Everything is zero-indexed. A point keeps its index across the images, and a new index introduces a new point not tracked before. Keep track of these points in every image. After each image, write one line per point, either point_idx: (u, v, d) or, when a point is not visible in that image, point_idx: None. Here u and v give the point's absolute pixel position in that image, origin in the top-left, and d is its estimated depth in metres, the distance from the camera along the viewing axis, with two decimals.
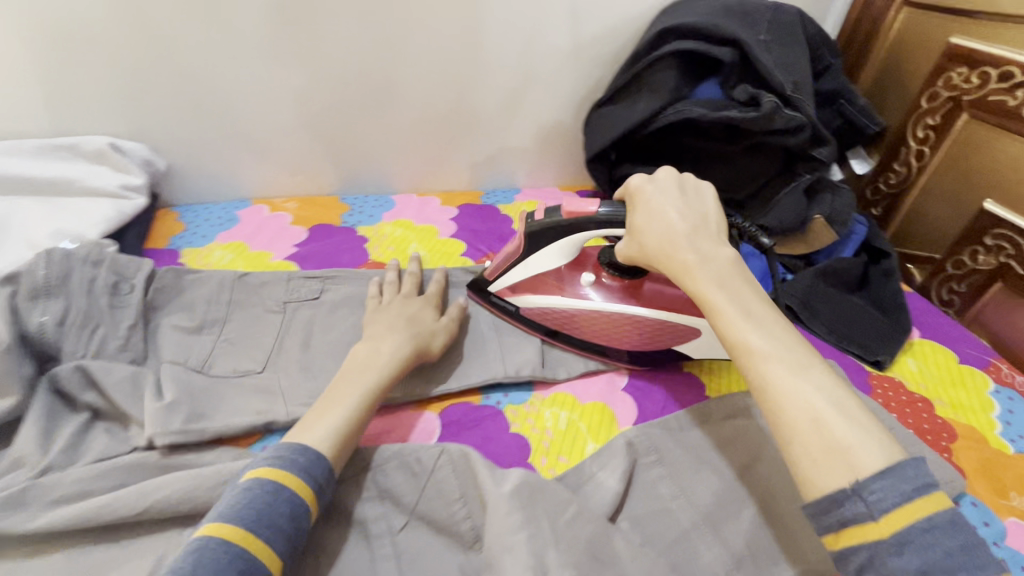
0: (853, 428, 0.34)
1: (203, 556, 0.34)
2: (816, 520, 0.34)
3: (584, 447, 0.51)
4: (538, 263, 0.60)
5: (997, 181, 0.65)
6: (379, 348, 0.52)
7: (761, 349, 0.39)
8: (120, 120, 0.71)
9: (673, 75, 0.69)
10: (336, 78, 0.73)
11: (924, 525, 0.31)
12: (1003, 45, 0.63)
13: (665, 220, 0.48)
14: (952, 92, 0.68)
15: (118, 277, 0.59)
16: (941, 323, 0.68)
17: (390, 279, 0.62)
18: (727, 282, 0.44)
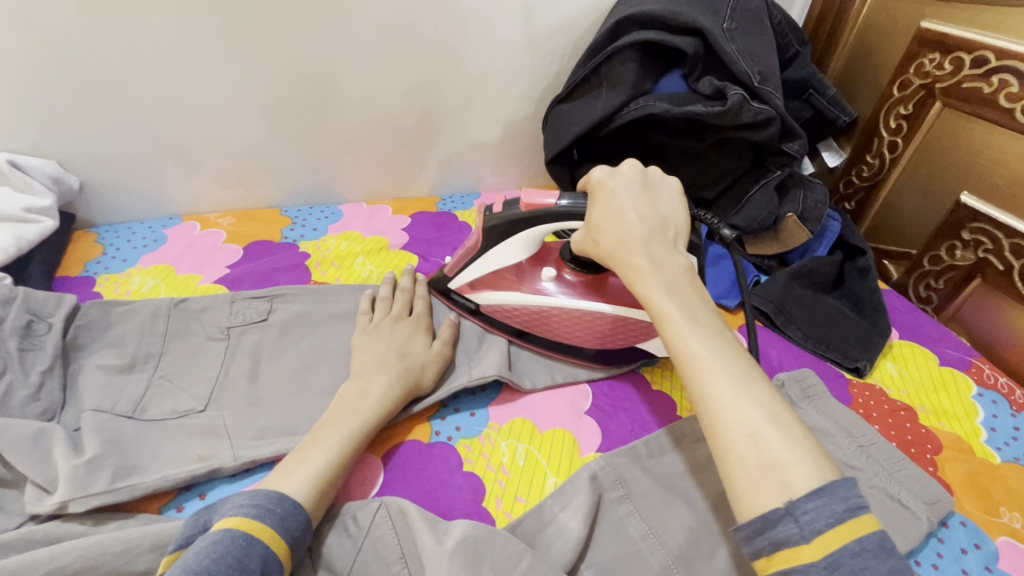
0: (791, 446, 0.33)
1: None
2: (748, 542, 0.33)
3: (544, 484, 0.47)
4: (498, 258, 0.55)
5: (974, 172, 0.62)
6: (367, 389, 0.47)
7: (707, 360, 0.37)
8: (21, 135, 0.63)
9: (634, 68, 0.64)
10: (269, 81, 0.67)
11: (855, 547, 0.30)
12: (975, 29, 0.59)
13: (620, 217, 0.45)
14: (925, 79, 0.64)
15: (34, 314, 0.50)
16: (919, 323, 0.65)
17: (384, 294, 0.58)
18: (680, 286, 0.42)
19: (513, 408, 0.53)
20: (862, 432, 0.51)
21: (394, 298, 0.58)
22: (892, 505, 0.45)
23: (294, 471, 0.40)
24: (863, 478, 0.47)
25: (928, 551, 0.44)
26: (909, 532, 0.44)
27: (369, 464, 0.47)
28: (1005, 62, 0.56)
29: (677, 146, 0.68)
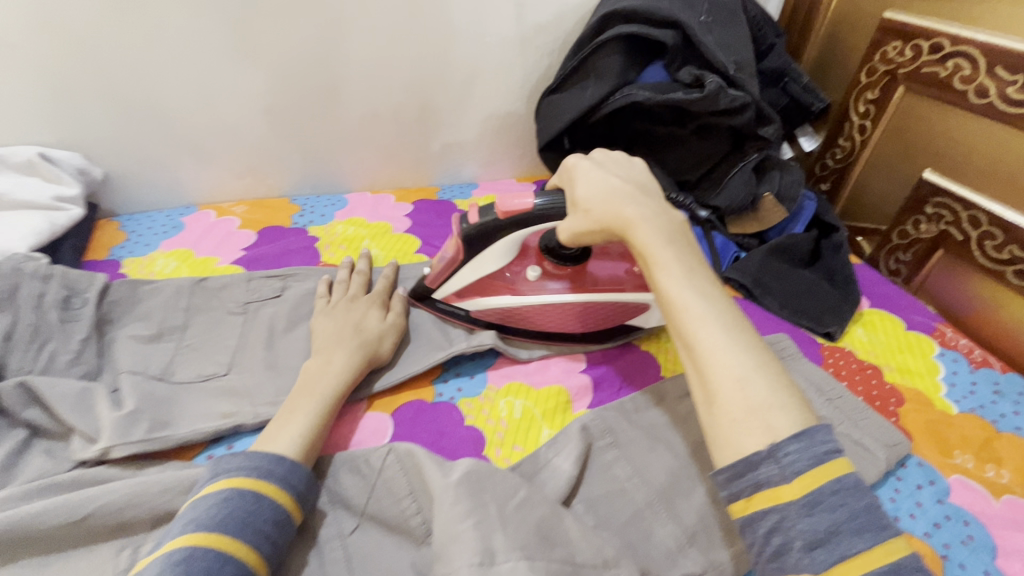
0: (773, 387, 0.37)
1: (193, 565, 0.34)
2: (729, 485, 0.36)
3: (539, 435, 0.51)
4: (482, 267, 0.57)
5: (935, 151, 0.66)
6: (330, 361, 0.50)
7: (699, 309, 0.40)
8: (50, 129, 0.68)
9: (619, 59, 0.69)
10: (279, 76, 0.71)
11: (833, 486, 0.33)
12: (932, 18, 0.64)
13: (611, 186, 0.48)
14: (889, 66, 0.69)
15: (70, 289, 0.55)
16: (889, 293, 0.70)
17: (340, 278, 0.61)
18: (671, 246, 0.45)
19: (511, 372, 0.57)
20: (830, 387, 0.55)
21: (351, 279, 0.61)
22: (855, 449, 0.50)
23: (278, 436, 0.44)
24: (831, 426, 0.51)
25: (887, 488, 0.49)
26: (870, 471, 0.49)
27: (380, 420, 0.52)
28: (958, 48, 0.61)
29: (660, 133, 0.73)
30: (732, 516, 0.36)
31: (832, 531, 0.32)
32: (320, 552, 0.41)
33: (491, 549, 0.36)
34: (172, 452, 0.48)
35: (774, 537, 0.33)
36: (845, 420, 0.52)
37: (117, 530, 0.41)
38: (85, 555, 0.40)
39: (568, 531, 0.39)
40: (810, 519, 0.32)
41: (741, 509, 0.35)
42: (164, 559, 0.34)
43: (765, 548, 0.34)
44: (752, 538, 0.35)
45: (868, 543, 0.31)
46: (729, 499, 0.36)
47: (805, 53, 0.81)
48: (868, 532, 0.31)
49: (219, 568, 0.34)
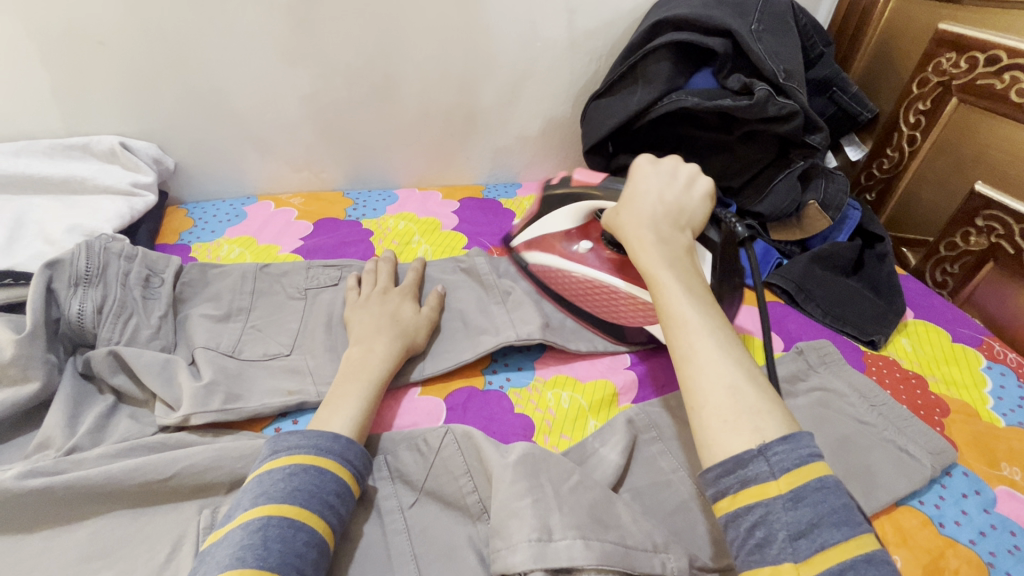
0: (761, 396, 0.37)
1: (270, 533, 0.36)
2: (716, 482, 0.35)
3: (586, 425, 0.53)
4: (551, 223, 0.66)
5: (988, 163, 0.66)
6: (371, 348, 0.52)
7: (694, 320, 0.42)
8: (129, 121, 0.73)
9: (668, 65, 0.70)
10: (339, 76, 0.75)
11: (817, 484, 0.33)
12: (989, 30, 0.64)
13: (648, 199, 0.52)
14: (942, 78, 0.69)
15: (150, 269, 0.59)
16: (934, 304, 0.70)
17: (368, 270, 0.63)
18: (679, 262, 0.47)
19: (558, 366, 0.59)
20: (874, 393, 0.56)
21: (379, 272, 0.63)
22: (900, 455, 0.50)
23: (331, 418, 0.45)
24: (874, 432, 0.52)
25: (931, 494, 0.50)
26: (915, 477, 0.49)
27: (434, 404, 0.54)
28: (1015, 60, 0.61)
29: (705, 138, 0.74)
30: (716, 514, 0.36)
31: (813, 524, 0.32)
32: (382, 522, 0.43)
33: (549, 527, 0.38)
34: (244, 423, 0.52)
35: (757, 530, 0.33)
36: (889, 427, 0.53)
37: (198, 491, 0.44)
38: (170, 511, 0.43)
39: (619, 514, 0.40)
40: (793, 512, 0.32)
41: (726, 507, 0.35)
42: (241, 527, 0.36)
43: (746, 541, 0.33)
44: (734, 533, 0.34)
45: (843, 536, 0.31)
46: (715, 497, 0.36)
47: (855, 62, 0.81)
48: (845, 526, 0.31)
49: (295, 536, 0.36)
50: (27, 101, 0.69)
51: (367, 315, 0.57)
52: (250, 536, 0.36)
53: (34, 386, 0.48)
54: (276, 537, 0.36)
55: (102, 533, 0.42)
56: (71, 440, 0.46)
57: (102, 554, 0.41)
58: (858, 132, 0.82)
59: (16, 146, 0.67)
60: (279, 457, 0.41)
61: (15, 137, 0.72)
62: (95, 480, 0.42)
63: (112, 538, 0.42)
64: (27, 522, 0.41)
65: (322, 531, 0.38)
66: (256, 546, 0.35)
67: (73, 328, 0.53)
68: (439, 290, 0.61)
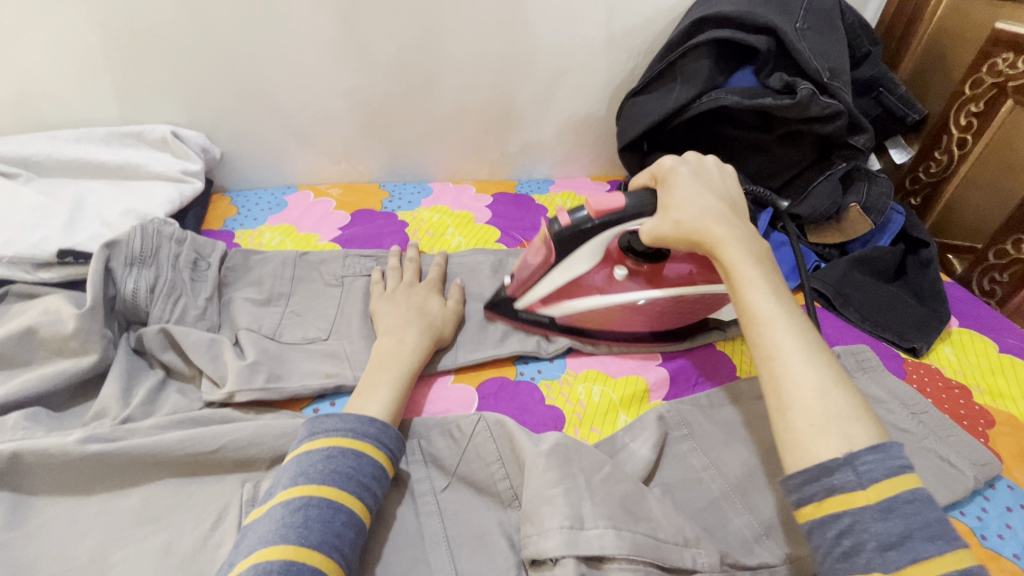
0: (852, 400, 0.37)
1: (310, 513, 0.37)
2: (799, 489, 0.35)
3: (617, 420, 0.53)
4: (568, 271, 0.56)
5: None
6: (402, 340, 0.53)
7: (780, 322, 0.41)
8: (180, 111, 0.76)
9: (708, 63, 0.69)
10: (380, 71, 0.76)
11: (909, 496, 0.33)
12: None
13: (706, 195, 0.50)
14: (997, 79, 0.67)
15: (198, 253, 0.61)
16: (981, 313, 0.68)
17: (392, 265, 0.64)
18: (754, 257, 0.46)
19: (589, 360, 0.59)
20: (915, 401, 0.54)
21: (404, 267, 0.64)
22: (941, 465, 0.49)
23: (365, 405, 0.46)
24: (914, 440, 0.51)
25: (974, 506, 0.48)
26: (956, 487, 0.48)
27: (465, 393, 0.55)
28: None
29: (743, 138, 0.73)
30: (798, 520, 0.36)
31: (904, 536, 0.32)
32: (416, 504, 0.44)
33: (580, 515, 0.39)
34: (283, 402, 0.53)
35: (844, 539, 0.33)
36: (931, 435, 0.51)
37: (241, 465, 0.46)
38: (215, 483, 0.45)
39: (650, 507, 0.41)
40: (884, 522, 0.32)
41: (809, 513, 0.35)
42: (283, 505, 0.38)
43: (832, 549, 0.33)
44: (818, 540, 0.34)
45: (937, 550, 0.31)
46: (797, 503, 0.36)
47: (903, 63, 0.78)
48: (940, 540, 0.31)
49: (333, 517, 0.38)
50: (88, 91, 0.73)
51: (395, 308, 0.58)
52: (291, 515, 0.37)
53: (92, 359, 0.50)
54: (315, 517, 0.37)
55: (151, 500, 0.44)
56: (125, 410, 0.49)
57: (153, 519, 0.43)
58: (905, 134, 0.79)
59: (77, 133, 0.71)
60: (317, 439, 0.42)
61: (77, 124, 0.76)
62: (147, 449, 0.44)
63: (161, 504, 0.44)
64: (84, 484, 0.44)
65: (359, 511, 0.39)
66: (297, 524, 0.36)
67: (128, 306, 0.55)
68: (458, 284, 0.62)
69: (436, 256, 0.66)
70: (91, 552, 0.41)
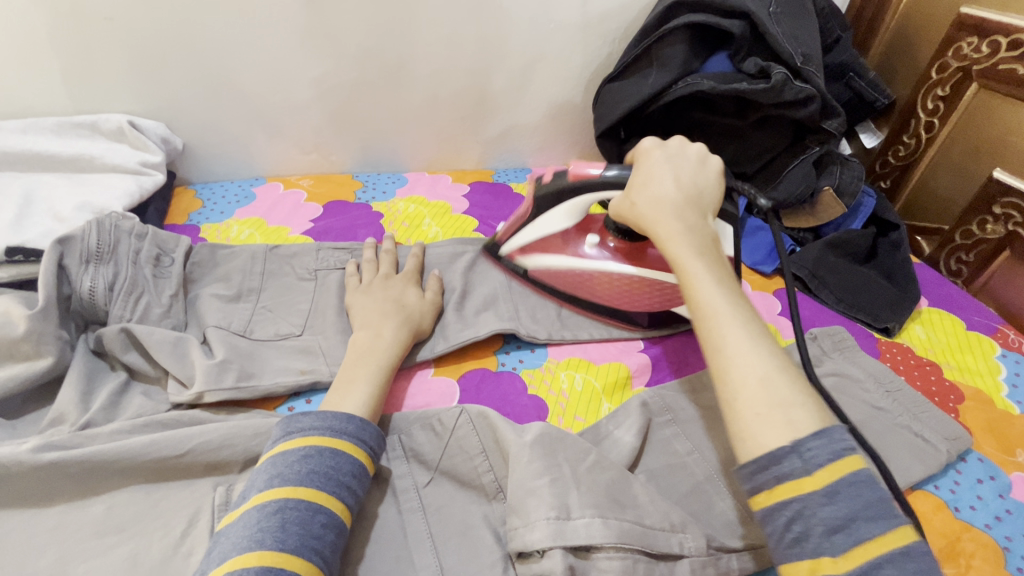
0: (796, 388, 0.37)
1: (287, 515, 0.36)
2: (751, 478, 0.35)
3: (600, 408, 0.53)
4: (545, 224, 0.61)
5: (1009, 150, 0.65)
6: (380, 333, 0.52)
7: (726, 311, 0.41)
8: (137, 99, 0.72)
9: (683, 48, 0.69)
10: (350, 57, 0.74)
11: (852, 478, 0.33)
12: (1013, 14, 0.63)
13: (665, 181, 0.50)
14: (962, 64, 0.68)
15: (160, 248, 0.58)
16: (949, 292, 0.70)
17: (368, 257, 0.62)
18: (701, 244, 0.46)
19: (571, 348, 0.59)
20: (889, 379, 0.55)
21: (381, 259, 0.62)
22: (915, 441, 0.50)
23: (342, 402, 0.45)
24: (889, 417, 0.52)
25: (947, 479, 0.50)
26: (930, 462, 0.49)
27: (446, 386, 0.54)
28: None
29: (718, 124, 0.72)
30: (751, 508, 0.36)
31: (850, 519, 0.32)
32: (398, 501, 0.43)
33: (566, 506, 0.38)
34: (256, 401, 0.51)
35: (794, 525, 0.33)
36: (904, 412, 0.52)
37: (212, 468, 0.44)
38: (184, 488, 0.43)
39: (636, 494, 0.40)
40: (829, 507, 0.33)
41: (762, 501, 0.35)
42: (257, 509, 0.36)
43: (784, 536, 0.34)
44: (771, 528, 0.35)
45: (881, 530, 0.32)
46: (750, 492, 0.36)
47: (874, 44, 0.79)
48: (882, 519, 0.32)
49: (312, 518, 0.36)
50: (35, 80, 0.68)
51: (373, 300, 0.56)
52: (267, 519, 0.35)
53: (47, 361, 0.48)
54: (293, 520, 0.35)
55: (116, 508, 0.42)
56: (84, 415, 0.46)
57: (118, 529, 0.41)
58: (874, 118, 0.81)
59: (23, 123, 0.67)
60: (294, 440, 0.41)
61: (22, 114, 0.71)
62: (110, 455, 0.42)
63: (126, 512, 0.41)
64: (40, 495, 0.41)
65: (338, 510, 0.38)
66: (275, 529, 0.35)
67: (85, 306, 0.52)
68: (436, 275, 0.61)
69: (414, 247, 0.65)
70: (50, 567, 0.38)
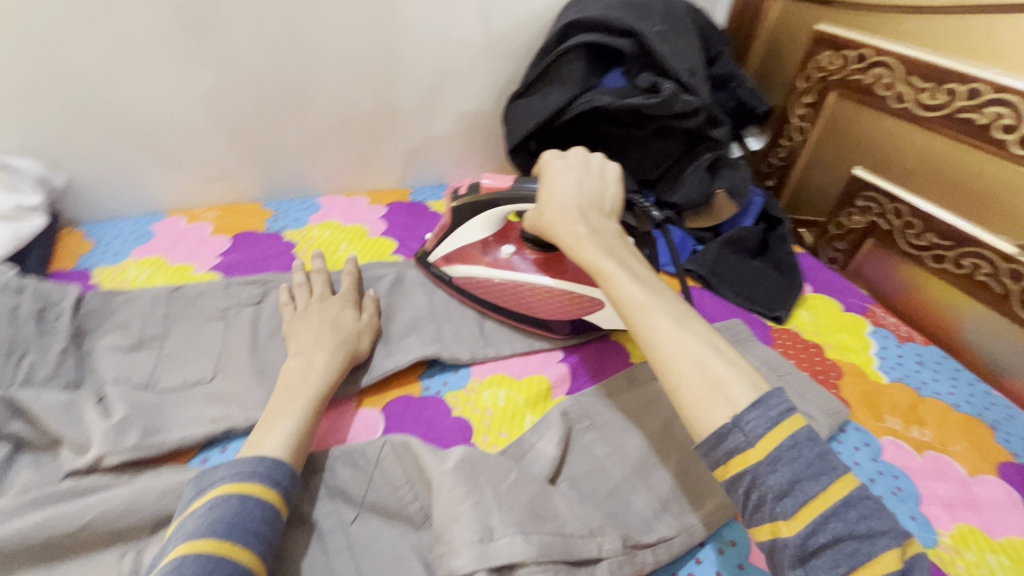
0: (727, 363, 0.40)
1: (184, 572, 0.34)
2: (707, 456, 0.38)
3: (523, 421, 0.55)
4: (463, 236, 0.64)
5: (865, 150, 0.74)
6: (312, 361, 0.51)
7: (649, 304, 0.44)
8: (7, 135, 0.66)
9: (581, 66, 0.73)
10: (248, 81, 0.71)
11: (790, 441, 0.36)
12: (858, 30, 0.72)
13: (567, 191, 0.53)
14: (822, 74, 0.77)
15: (44, 302, 0.54)
16: (829, 278, 0.78)
17: (298, 282, 0.61)
18: (615, 252, 0.50)
19: (494, 365, 0.60)
20: (780, 364, 0.61)
21: (312, 281, 0.61)
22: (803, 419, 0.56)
23: (265, 439, 0.43)
24: None
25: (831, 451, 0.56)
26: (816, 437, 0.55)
27: (370, 417, 0.54)
28: (881, 58, 0.69)
29: (620, 135, 0.77)
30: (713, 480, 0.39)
31: (795, 481, 0.35)
32: (324, 543, 0.43)
33: (489, 527, 0.39)
34: (165, 457, 0.49)
35: (751, 493, 0.36)
36: (794, 394, 0.58)
37: (116, 537, 0.41)
38: (86, 563, 0.40)
39: (555, 505, 0.43)
40: (775, 473, 0.35)
41: (721, 474, 0.38)
42: (159, 570, 0.35)
43: (746, 503, 0.36)
44: (735, 496, 0.37)
45: (824, 486, 0.34)
46: (709, 466, 0.38)
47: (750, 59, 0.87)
48: (823, 476, 0.35)
49: (212, 571, 0.34)
50: None
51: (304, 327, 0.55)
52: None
53: None
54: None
55: None
56: None
57: None
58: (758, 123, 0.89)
59: None
60: (205, 491, 0.40)
61: None
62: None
63: None
64: None
65: (249, 563, 0.36)
66: None
67: None
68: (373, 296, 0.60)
69: (347, 266, 0.64)
70: None
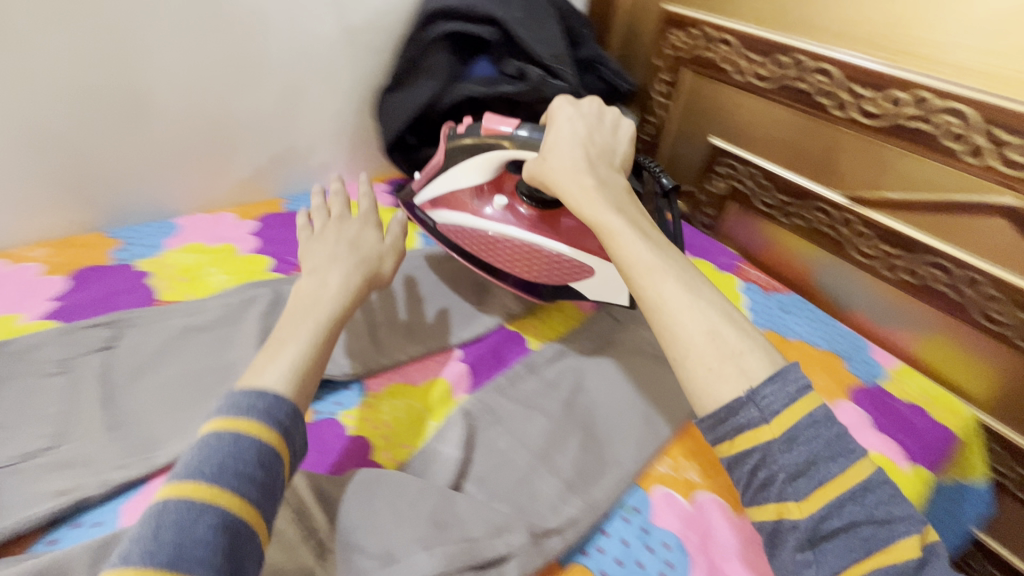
0: (743, 335, 0.43)
1: (164, 518, 0.33)
2: (713, 431, 0.41)
3: (425, 429, 0.53)
4: (456, 180, 0.66)
5: (721, 118, 0.80)
6: (325, 282, 0.52)
7: (653, 265, 0.47)
8: None
9: (446, 57, 0.73)
10: (64, 97, 0.61)
11: (809, 420, 0.39)
12: (699, 11, 0.79)
13: (573, 144, 0.57)
14: (675, 52, 0.82)
15: None
16: (702, 242, 0.84)
17: (317, 206, 0.63)
18: (623, 209, 0.52)
19: (388, 376, 0.58)
20: None
21: (331, 202, 0.64)
22: None
23: (262, 372, 0.43)
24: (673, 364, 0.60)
25: None
26: None
27: None
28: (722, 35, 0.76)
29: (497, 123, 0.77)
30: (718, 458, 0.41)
31: (811, 462, 0.38)
32: None
33: (392, 553, 0.39)
34: None
35: (758, 471, 0.39)
36: None
37: None
38: None
39: (459, 510, 0.42)
40: (791, 452, 0.38)
41: (726, 451, 0.41)
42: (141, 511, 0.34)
43: (750, 482, 0.39)
44: (739, 474, 0.40)
45: (842, 466, 0.38)
46: (715, 442, 0.41)
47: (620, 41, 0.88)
48: (841, 457, 0.38)
49: (194, 523, 0.33)
50: None
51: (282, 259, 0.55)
52: (143, 524, 0.33)
53: None
54: (168, 523, 0.33)
55: None
56: None
57: None
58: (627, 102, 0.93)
59: None
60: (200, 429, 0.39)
61: None
62: None
63: None
64: None
65: (240, 506, 0.35)
66: (147, 534, 0.32)
67: None
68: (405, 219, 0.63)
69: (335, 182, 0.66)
70: None
